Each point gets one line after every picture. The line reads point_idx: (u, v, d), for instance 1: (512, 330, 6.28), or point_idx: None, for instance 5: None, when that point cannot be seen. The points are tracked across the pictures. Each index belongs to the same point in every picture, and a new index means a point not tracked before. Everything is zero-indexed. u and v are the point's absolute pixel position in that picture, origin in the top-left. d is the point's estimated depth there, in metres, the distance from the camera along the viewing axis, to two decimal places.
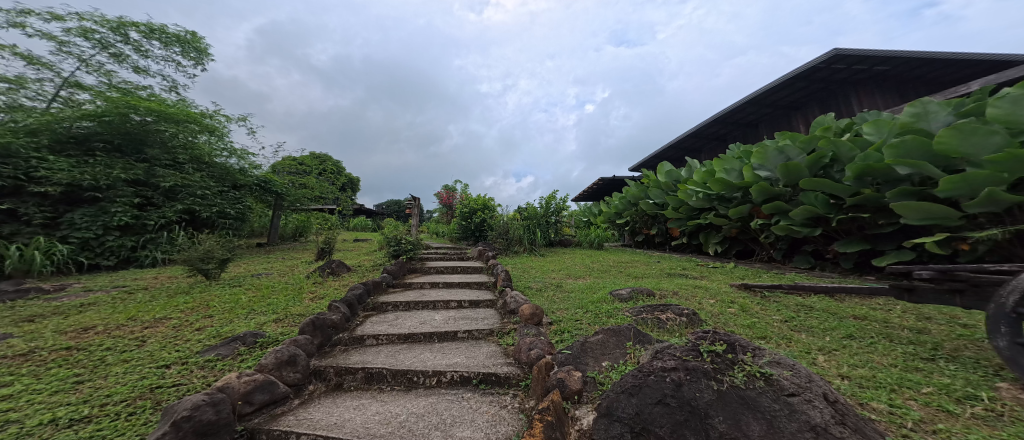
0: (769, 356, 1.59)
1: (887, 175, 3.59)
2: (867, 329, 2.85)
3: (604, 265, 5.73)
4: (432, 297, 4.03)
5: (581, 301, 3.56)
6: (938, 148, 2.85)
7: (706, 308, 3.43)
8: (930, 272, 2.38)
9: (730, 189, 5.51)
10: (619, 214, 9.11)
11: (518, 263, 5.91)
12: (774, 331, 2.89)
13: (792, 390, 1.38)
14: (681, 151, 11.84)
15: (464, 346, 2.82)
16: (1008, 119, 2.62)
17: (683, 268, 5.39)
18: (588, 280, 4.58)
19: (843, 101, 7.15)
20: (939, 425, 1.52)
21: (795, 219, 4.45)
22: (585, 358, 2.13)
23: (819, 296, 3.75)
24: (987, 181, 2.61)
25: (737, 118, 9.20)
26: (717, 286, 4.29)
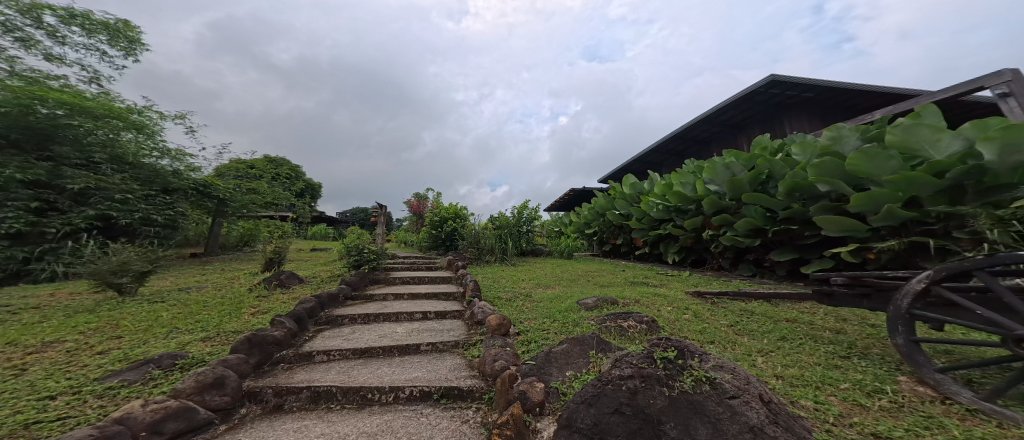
0: (714, 360, 1.66)
1: (812, 192, 4.00)
2: (798, 331, 3.12)
3: (569, 274, 5.83)
4: (394, 309, 3.83)
5: (549, 311, 3.56)
6: (850, 169, 3.23)
7: (664, 315, 3.58)
8: (844, 278, 2.65)
9: (685, 201, 5.87)
10: (588, 224, 9.35)
11: (488, 273, 5.83)
12: (721, 336, 3.07)
13: (733, 392, 1.44)
14: (644, 164, 12.46)
15: (426, 360, 2.70)
16: (902, 146, 3.01)
17: (645, 277, 5.62)
18: (557, 290, 4.62)
19: (779, 123, 7.91)
20: (855, 419, 1.67)
21: (740, 230, 4.82)
22: (549, 368, 2.13)
23: (760, 301, 4.06)
24: (887, 199, 2.99)
25: (692, 135, 9.87)
26: (673, 294, 4.50)
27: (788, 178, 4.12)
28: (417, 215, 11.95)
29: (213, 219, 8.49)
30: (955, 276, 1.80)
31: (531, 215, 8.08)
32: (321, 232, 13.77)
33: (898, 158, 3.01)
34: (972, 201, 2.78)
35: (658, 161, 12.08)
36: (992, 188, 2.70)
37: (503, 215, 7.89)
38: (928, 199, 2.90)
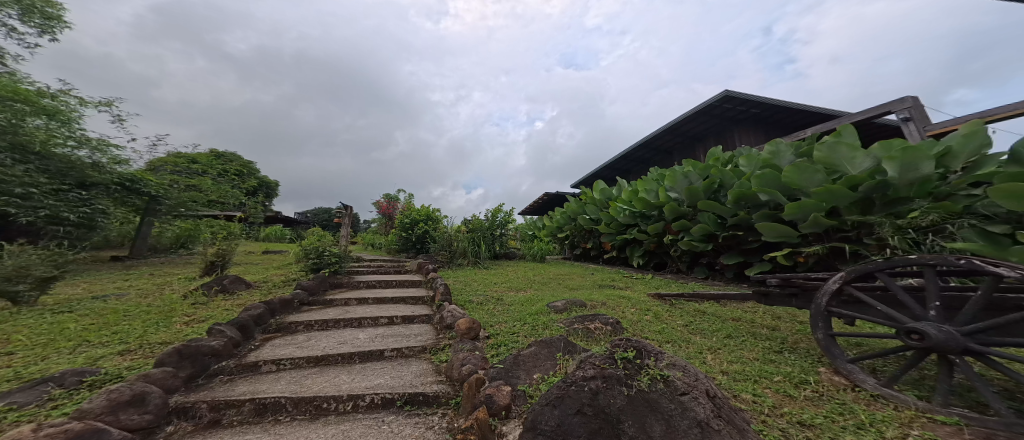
0: (668, 359, 1.71)
1: (755, 201, 4.35)
2: (742, 329, 3.37)
3: (537, 277, 5.88)
4: (357, 313, 3.63)
5: (520, 315, 3.55)
6: (785, 180, 3.53)
7: (627, 317, 3.72)
8: (778, 279, 2.90)
9: (649, 207, 6.15)
10: (560, 228, 9.51)
11: (458, 277, 5.70)
12: (677, 335, 3.25)
13: (683, 389, 1.48)
14: (614, 171, 12.92)
15: (391, 366, 2.57)
16: (827, 161, 3.34)
17: (612, 280, 5.81)
18: (529, 293, 4.62)
19: (732, 135, 8.53)
20: (785, 409, 1.82)
21: (695, 235, 5.12)
22: (516, 371, 2.09)
23: (710, 301, 4.34)
24: (813, 208, 3.32)
25: (656, 144, 10.39)
26: (635, 296, 4.70)
27: (735, 188, 4.46)
28: (386, 217, 11.53)
29: (140, 219, 7.74)
30: (863, 276, 1.99)
31: (505, 219, 8.07)
32: (279, 233, 12.88)
33: (822, 171, 3.36)
34: (879, 211, 3.15)
35: (626, 169, 12.59)
36: (894, 200, 3.07)
37: (474, 218, 7.81)
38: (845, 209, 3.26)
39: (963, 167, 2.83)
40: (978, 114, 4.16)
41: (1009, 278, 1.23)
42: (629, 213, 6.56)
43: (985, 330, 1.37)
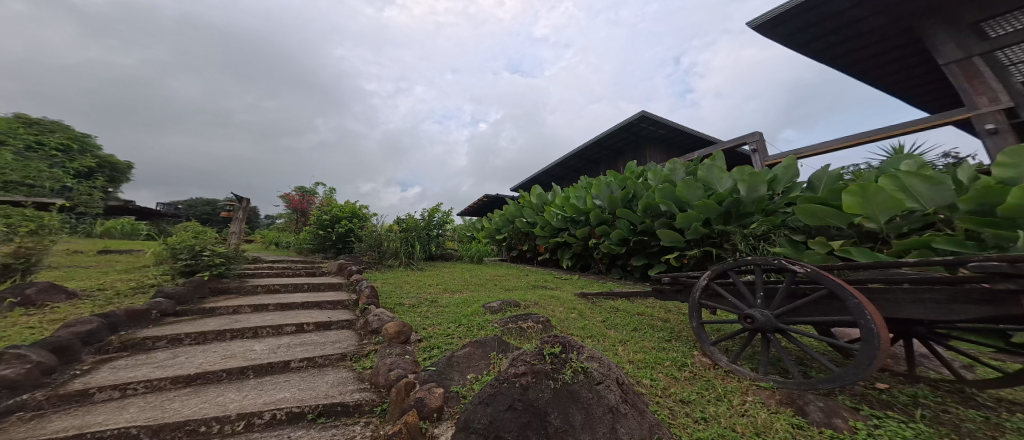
0: (591, 352, 1.65)
1: (655, 210, 4.99)
2: (645, 323, 3.78)
3: (465, 277, 5.78)
4: (252, 323, 3.14)
5: (455, 317, 2.93)
6: (679, 194, 4.15)
7: (556, 315, 3.84)
8: (669, 278, 3.35)
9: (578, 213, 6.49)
10: (498, 230, 9.31)
11: (387, 277, 5.17)
12: (596, 330, 3.46)
13: (600, 378, 1.50)
14: (550, 176, 13.53)
15: (305, 376, 2.23)
16: (705, 181, 4.05)
17: (545, 281, 5.84)
18: (467, 293, 4.31)
19: (648, 151, 9.61)
20: (675, 389, 1.87)
21: (613, 239, 5.61)
22: (450, 372, 1.89)
23: (621, 299, 4.79)
24: (696, 219, 3.98)
25: (587, 154, 11.20)
26: (563, 295, 4.90)
27: (644, 199, 5.02)
28: (301, 212, 10.31)
29: None
30: (722, 272, 2.37)
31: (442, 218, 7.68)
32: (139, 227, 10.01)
33: (701, 188, 4.04)
34: (734, 223, 3.92)
35: (561, 175, 13.29)
36: (745, 214, 3.84)
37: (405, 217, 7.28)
38: (716, 220, 3.95)
39: (783, 189, 3.76)
40: (807, 148, 5.42)
41: (801, 274, 1.60)
42: (561, 218, 6.86)
43: (789, 313, 1.74)
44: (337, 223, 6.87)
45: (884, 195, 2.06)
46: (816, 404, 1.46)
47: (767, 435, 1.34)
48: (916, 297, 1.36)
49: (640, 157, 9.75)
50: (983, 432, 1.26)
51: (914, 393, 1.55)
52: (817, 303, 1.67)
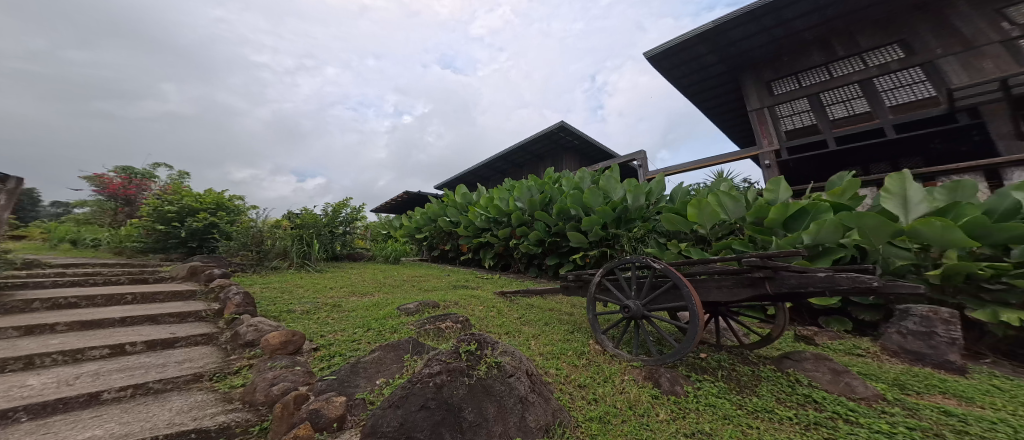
0: (505, 347, 1.61)
1: (566, 215, 5.26)
2: (556, 317, 3.76)
3: (370, 279, 5.18)
4: (20, 350, 1.98)
5: (362, 321, 2.76)
6: (586, 199, 4.73)
7: (476, 314, 3.45)
8: (572, 275, 3.56)
9: (500, 214, 6.36)
10: (419, 229, 8.83)
11: (270, 283, 4.31)
12: (513, 327, 3.09)
13: (511, 370, 1.44)
14: (476, 176, 13.57)
15: (132, 407, 1.59)
16: (605, 190, 4.78)
17: (466, 280, 5.76)
18: (380, 295, 4.03)
19: (565, 159, 10.40)
20: (576, 377, 1.89)
21: (531, 240, 5.58)
22: (355, 380, 1.64)
23: (536, 297, 4.76)
24: (598, 221, 4.48)
25: (512, 158, 11.55)
26: (482, 294, 4.69)
27: (557, 203, 5.28)
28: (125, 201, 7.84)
29: None
30: (611, 269, 2.62)
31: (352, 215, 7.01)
32: None
33: (601, 195, 4.69)
34: (622, 227, 4.55)
35: (486, 176, 13.43)
36: (629, 220, 4.53)
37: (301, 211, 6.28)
38: (613, 223, 4.55)
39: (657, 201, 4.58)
40: (676, 166, 6.67)
41: (657, 268, 1.91)
42: (484, 219, 6.69)
43: (651, 302, 2.10)
44: (190, 216, 5.52)
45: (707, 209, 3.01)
46: (666, 376, 1.78)
47: (639, 408, 1.54)
48: (718, 284, 1.82)
49: (558, 164, 10.55)
50: (752, 384, 1.75)
51: (720, 358, 2.05)
52: (671, 292, 2.02)
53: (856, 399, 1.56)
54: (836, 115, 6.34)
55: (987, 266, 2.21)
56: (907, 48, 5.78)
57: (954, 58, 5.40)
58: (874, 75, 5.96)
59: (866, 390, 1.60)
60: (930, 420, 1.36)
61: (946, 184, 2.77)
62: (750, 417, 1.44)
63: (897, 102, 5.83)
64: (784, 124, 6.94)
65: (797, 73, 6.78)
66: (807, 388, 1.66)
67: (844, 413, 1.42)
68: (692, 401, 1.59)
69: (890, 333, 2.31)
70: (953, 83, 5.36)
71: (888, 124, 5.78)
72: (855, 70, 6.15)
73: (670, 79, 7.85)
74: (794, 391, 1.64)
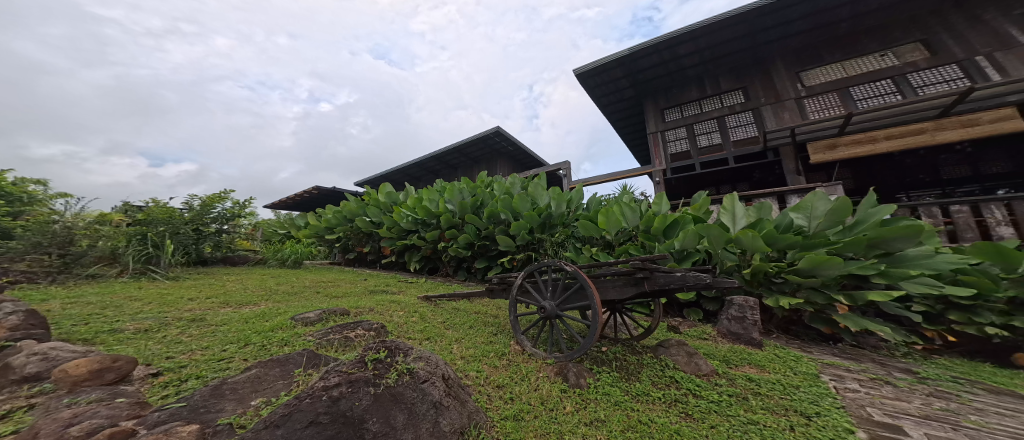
0: (418, 352, 1.55)
1: (495, 219, 5.21)
2: (481, 320, 3.67)
3: (251, 288, 4.33)
4: None
5: (238, 335, 2.34)
6: (516, 204, 4.88)
7: (394, 320, 3.25)
8: (496, 278, 3.43)
9: (429, 216, 6.06)
10: (330, 229, 7.94)
11: (81, 296, 3.20)
12: (435, 331, 3.02)
13: (425, 376, 1.39)
14: (405, 175, 12.93)
15: None
16: (533, 196, 5.05)
17: (386, 285, 5.37)
18: (268, 306, 3.44)
19: (499, 164, 10.68)
20: (494, 378, 1.91)
21: (461, 243, 5.36)
22: (219, 404, 1.34)
23: (463, 300, 4.64)
24: (524, 226, 4.65)
25: (446, 159, 11.31)
26: (403, 299, 4.40)
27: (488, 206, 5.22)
28: None
29: None
30: (532, 273, 2.70)
31: (234, 211, 6.12)
32: None
33: (529, 201, 4.91)
34: (544, 232, 4.82)
35: (416, 176, 12.92)
36: (551, 225, 4.81)
37: (146, 203, 4.97)
38: (538, 228, 4.77)
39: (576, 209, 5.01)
40: (594, 177, 7.36)
41: (568, 271, 2.06)
42: (410, 219, 6.32)
43: (564, 302, 2.26)
44: None
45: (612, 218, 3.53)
46: (573, 370, 1.93)
47: (549, 403, 1.63)
48: (614, 284, 2.04)
49: (492, 168, 10.75)
50: (636, 371, 2.00)
51: (615, 350, 2.32)
52: (579, 292, 2.20)
53: (700, 376, 1.94)
54: (700, 144, 7.66)
55: (774, 265, 2.91)
56: (745, 94, 7.42)
57: (770, 107, 7.03)
58: (724, 114, 7.53)
59: (706, 367, 1.99)
60: (742, 387, 1.82)
61: (755, 204, 3.57)
62: (633, 401, 1.65)
63: (737, 138, 7.26)
64: (669, 147, 8.06)
65: (679, 105, 8.14)
66: (671, 370, 1.99)
67: (693, 388, 1.76)
68: (593, 390, 1.76)
69: (722, 319, 2.83)
70: (768, 126, 6.92)
71: (730, 155, 7.13)
72: (715, 109, 7.71)
73: (594, 96, 8.67)
74: (664, 374, 1.94)
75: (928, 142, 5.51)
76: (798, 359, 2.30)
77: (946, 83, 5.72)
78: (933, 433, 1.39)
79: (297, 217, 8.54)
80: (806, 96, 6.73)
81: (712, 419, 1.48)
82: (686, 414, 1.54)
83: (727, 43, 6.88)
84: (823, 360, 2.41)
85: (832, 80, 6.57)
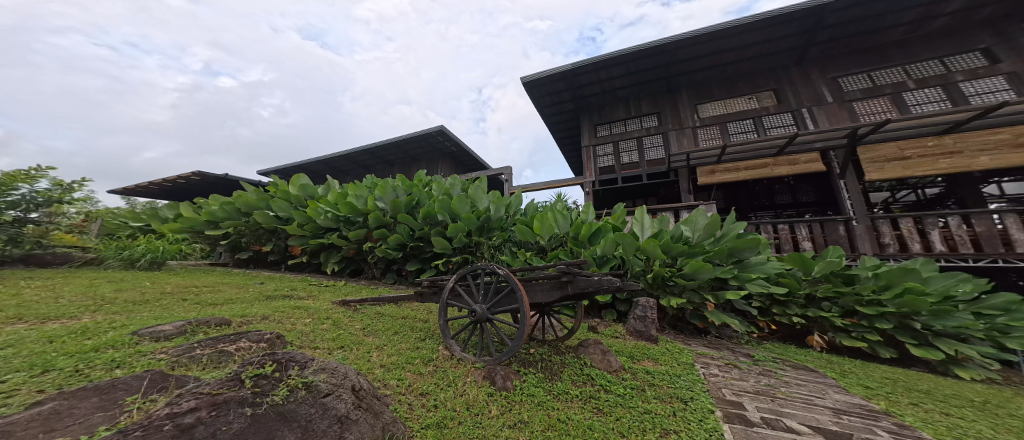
0: (319, 364, 1.43)
1: (432, 219, 5.01)
2: (410, 326, 3.33)
3: (66, 297, 3.08)
4: None
5: (31, 360, 1.59)
6: (455, 205, 4.81)
7: (296, 328, 2.78)
8: (427, 281, 3.20)
9: (354, 213, 5.41)
10: (213, 224, 6.26)
11: None
12: (352, 339, 2.69)
13: (327, 390, 1.28)
14: (330, 168, 11.86)
15: None
16: (474, 199, 5.04)
17: (289, 289, 4.47)
18: (97, 319, 2.53)
19: (439, 165, 10.50)
20: (417, 386, 1.83)
21: (390, 243, 5.06)
22: None
23: (390, 305, 4.13)
24: (462, 228, 4.59)
25: (381, 154, 10.69)
26: (312, 305, 3.75)
27: (424, 206, 5.00)
28: None
29: None
30: (464, 276, 2.67)
31: (51, 194, 4.32)
32: None
33: (469, 203, 4.89)
34: (482, 235, 4.83)
35: (344, 170, 11.95)
36: (490, 229, 4.85)
37: None
38: (477, 230, 4.74)
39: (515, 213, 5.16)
40: (533, 185, 7.62)
41: (501, 274, 2.10)
42: (329, 215, 5.48)
43: (495, 305, 2.28)
44: None
45: (547, 223, 3.72)
46: (500, 373, 1.96)
47: (474, 408, 1.63)
48: (542, 287, 2.13)
49: (433, 169, 10.47)
50: (559, 371, 2.12)
51: (541, 351, 2.42)
52: (509, 295, 2.27)
53: (611, 372, 2.13)
54: (623, 160, 8.47)
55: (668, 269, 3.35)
56: (659, 119, 8.41)
57: (675, 133, 8.04)
58: (642, 135, 8.42)
59: (616, 363, 2.20)
60: (644, 379, 2.05)
61: (659, 217, 4.05)
62: (554, 401, 1.74)
63: (650, 157, 8.18)
64: (599, 160, 8.77)
65: (609, 123, 8.94)
66: (588, 368, 2.13)
67: (604, 383, 1.93)
68: (519, 393, 1.81)
69: (630, 319, 3.13)
70: (671, 150, 7.91)
71: (644, 173, 8.01)
72: (636, 129, 8.59)
73: (538, 106, 9.06)
74: (581, 372, 2.08)
75: (767, 174, 6.66)
76: (681, 351, 2.69)
77: (784, 127, 7.14)
78: (762, 407, 1.82)
79: (164, 207, 6.66)
80: (701, 126, 7.86)
81: (618, 411, 1.64)
82: (598, 409, 1.67)
83: (648, 70, 7.77)
84: (697, 351, 2.84)
85: (718, 115, 7.82)
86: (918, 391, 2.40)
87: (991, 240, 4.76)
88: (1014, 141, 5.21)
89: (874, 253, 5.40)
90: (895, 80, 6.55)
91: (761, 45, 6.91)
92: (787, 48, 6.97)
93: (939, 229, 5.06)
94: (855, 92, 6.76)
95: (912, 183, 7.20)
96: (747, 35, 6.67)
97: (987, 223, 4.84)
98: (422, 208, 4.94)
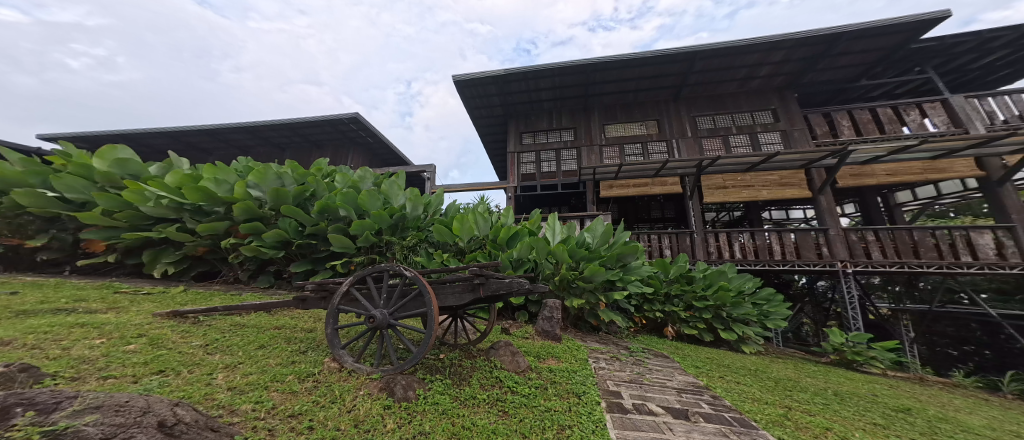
0: (87, 403, 1.00)
1: (334, 215, 4.43)
2: (278, 337, 2.78)
3: None
4: None
5: None
6: (361, 200, 4.36)
7: (74, 353, 1.95)
8: (314, 285, 2.74)
9: (211, 201, 4.27)
10: None
11: None
12: (178, 359, 2.07)
13: (103, 433, 0.89)
14: (184, 144, 9.46)
15: None
16: (387, 194, 4.65)
17: (74, 300, 3.19)
18: None
19: (345, 153, 9.49)
20: (288, 408, 1.57)
21: (265, 240, 4.25)
22: None
23: (255, 313, 3.41)
24: (366, 226, 4.18)
25: (268, 135, 9.05)
26: (110, 320, 2.68)
27: (322, 198, 4.36)
28: None
29: None
30: (363, 278, 2.40)
31: None
32: None
33: (381, 200, 4.52)
34: (395, 234, 4.51)
35: (208, 148, 9.70)
36: (404, 228, 4.56)
37: None
38: (387, 229, 4.40)
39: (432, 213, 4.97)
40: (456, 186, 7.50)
41: (408, 275, 1.98)
42: (162, 202, 4.15)
43: (399, 310, 2.13)
44: None
45: (467, 225, 3.68)
46: (400, 382, 1.82)
47: (365, 425, 1.47)
48: (454, 290, 2.09)
49: (339, 158, 9.37)
50: (467, 375, 2.10)
51: (448, 355, 2.36)
52: (416, 297, 2.14)
53: (518, 372, 2.21)
54: (543, 169, 9.03)
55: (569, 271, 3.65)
56: (572, 134, 9.25)
57: (585, 148, 8.94)
58: (558, 147, 9.11)
59: (523, 363, 2.29)
60: (546, 377, 2.20)
61: (568, 223, 4.39)
62: (459, 407, 1.71)
63: (564, 168, 8.92)
64: (522, 167, 9.17)
65: (534, 132, 9.45)
66: (497, 370, 2.18)
67: (512, 385, 1.99)
68: (420, 402, 1.72)
69: (540, 319, 3.32)
70: (584, 162, 8.77)
71: (558, 183, 8.67)
72: (556, 141, 9.24)
73: (467, 106, 9.02)
74: (490, 374, 2.11)
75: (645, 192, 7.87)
76: (578, 348, 2.96)
77: (662, 153, 8.59)
78: (634, 393, 2.13)
79: None
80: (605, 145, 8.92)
81: (522, 412, 1.70)
82: (503, 412, 1.71)
83: (565, 87, 8.48)
84: (592, 347, 3.19)
85: (618, 136, 9.00)
86: (722, 366, 3.13)
87: (763, 251, 6.65)
88: (779, 181, 7.33)
89: (704, 259, 6.76)
90: (726, 124, 8.55)
91: (653, 79, 8.25)
92: (669, 86, 8.47)
93: (738, 241, 6.80)
94: (703, 130, 8.57)
95: (726, 207, 9.49)
96: (644, 69, 7.91)
97: (762, 238, 6.73)
98: (319, 202, 4.31)
